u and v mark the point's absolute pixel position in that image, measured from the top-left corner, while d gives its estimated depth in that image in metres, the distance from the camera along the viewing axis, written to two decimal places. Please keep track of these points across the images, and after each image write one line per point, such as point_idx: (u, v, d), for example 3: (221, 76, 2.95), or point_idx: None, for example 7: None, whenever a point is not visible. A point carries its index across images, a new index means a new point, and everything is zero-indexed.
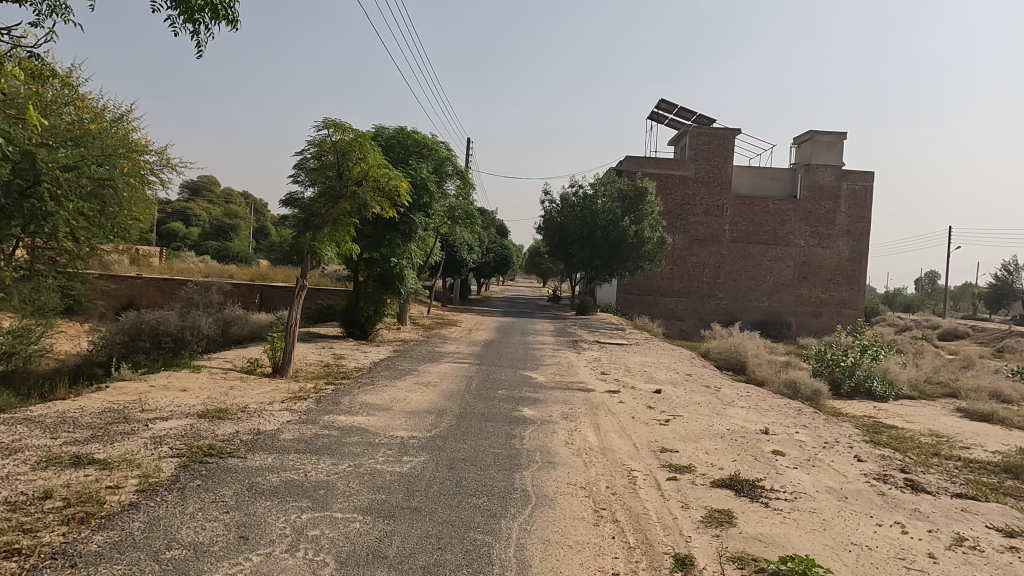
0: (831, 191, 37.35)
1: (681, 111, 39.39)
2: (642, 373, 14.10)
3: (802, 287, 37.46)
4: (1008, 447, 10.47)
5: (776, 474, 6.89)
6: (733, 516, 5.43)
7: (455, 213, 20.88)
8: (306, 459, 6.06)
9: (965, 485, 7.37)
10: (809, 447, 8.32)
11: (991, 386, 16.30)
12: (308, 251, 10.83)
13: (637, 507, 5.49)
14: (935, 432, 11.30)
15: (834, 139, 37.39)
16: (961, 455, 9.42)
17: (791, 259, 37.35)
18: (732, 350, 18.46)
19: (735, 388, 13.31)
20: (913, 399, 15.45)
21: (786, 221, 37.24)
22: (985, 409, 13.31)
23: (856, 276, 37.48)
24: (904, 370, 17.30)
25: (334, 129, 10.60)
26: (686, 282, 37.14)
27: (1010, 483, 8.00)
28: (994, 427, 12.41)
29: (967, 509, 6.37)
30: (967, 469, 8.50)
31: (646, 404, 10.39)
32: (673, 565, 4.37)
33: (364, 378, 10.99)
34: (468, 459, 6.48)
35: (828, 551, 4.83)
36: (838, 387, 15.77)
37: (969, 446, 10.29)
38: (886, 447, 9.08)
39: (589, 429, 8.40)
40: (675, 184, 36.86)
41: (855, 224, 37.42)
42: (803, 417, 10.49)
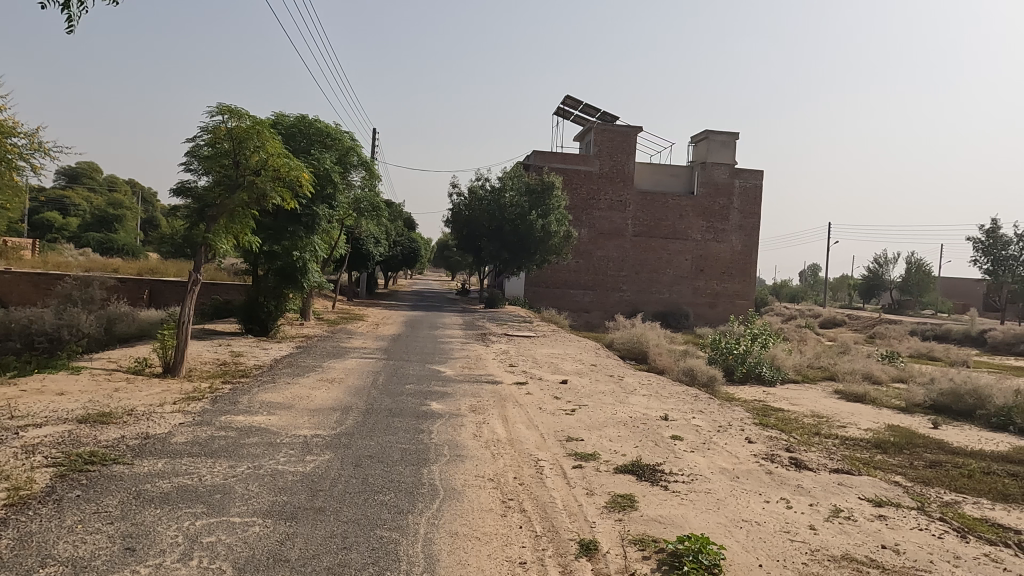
0: (725, 188, 39.39)
1: (585, 108, 40.26)
2: (549, 364, 14.33)
3: (699, 279, 39.31)
4: (878, 424, 11.48)
5: (674, 458, 7.21)
6: (634, 500, 5.64)
7: (359, 205, 20.37)
8: (200, 463, 5.75)
9: (842, 460, 8.02)
10: (704, 432, 8.77)
11: (865, 369, 17.79)
12: (201, 243, 10.24)
13: (543, 496, 5.58)
14: (817, 413, 12.21)
15: (727, 139, 39.52)
16: (838, 433, 10.23)
17: (689, 253, 39.11)
18: (635, 341, 19.13)
19: (637, 377, 13.80)
20: (797, 383, 16.61)
21: (684, 216, 38.93)
22: (859, 391, 14.53)
23: (748, 268, 39.73)
24: (789, 356, 18.54)
25: (229, 115, 10.08)
26: (592, 275, 38.09)
27: (880, 457, 8.78)
28: (867, 407, 13.56)
29: (843, 482, 6.92)
30: (844, 446, 9.24)
31: (552, 395, 10.59)
32: (578, 551, 4.48)
33: (264, 375, 10.54)
34: (374, 456, 6.37)
35: (721, 528, 5.11)
36: (731, 374, 16.68)
37: (846, 425, 11.17)
38: (773, 429, 9.71)
39: (497, 421, 8.47)
40: (581, 180, 37.69)
41: (747, 220, 39.65)
42: (699, 403, 11.03)
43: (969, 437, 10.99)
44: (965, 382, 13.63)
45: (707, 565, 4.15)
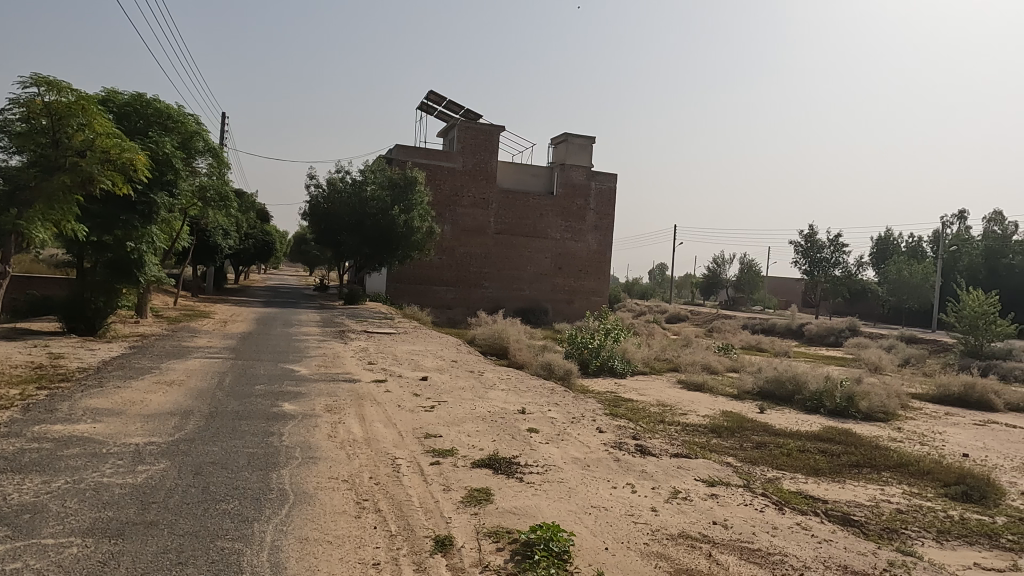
0: (582, 189, 41.11)
1: (449, 104, 40.21)
2: (409, 361, 14.18)
3: (557, 276, 40.67)
4: (714, 411, 12.55)
5: (529, 450, 7.42)
6: (490, 493, 5.73)
7: (205, 194, 18.90)
8: (6, 479, 5.07)
9: (682, 445, 8.67)
10: (559, 423, 9.11)
11: (703, 360, 19.35)
12: (11, 231, 8.98)
13: (399, 494, 5.52)
14: (661, 402, 13.13)
15: (584, 142, 41.61)
16: (680, 420, 11.07)
17: (548, 251, 40.35)
18: (495, 336, 19.46)
19: (497, 371, 14.07)
20: (645, 375, 17.74)
21: (544, 215, 40.12)
22: (698, 380, 15.79)
23: (603, 267, 41.70)
24: (639, 350, 19.72)
25: (46, 88, 8.97)
26: (455, 271, 38.17)
27: (715, 441, 9.62)
28: (704, 395, 14.79)
29: (682, 465, 7.48)
30: (685, 432, 10.02)
31: (412, 392, 10.49)
32: (434, 548, 4.47)
33: (89, 380, 9.49)
34: (218, 463, 5.96)
35: (572, 516, 5.34)
36: (586, 367, 17.43)
37: (687, 413, 12.07)
38: (622, 418, 10.28)
39: (354, 420, 8.24)
40: (444, 176, 37.65)
41: (602, 221, 41.61)
42: (554, 396, 11.45)
43: (789, 420, 12.33)
44: (786, 370, 15.24)
45: (558, 552, 4.32)
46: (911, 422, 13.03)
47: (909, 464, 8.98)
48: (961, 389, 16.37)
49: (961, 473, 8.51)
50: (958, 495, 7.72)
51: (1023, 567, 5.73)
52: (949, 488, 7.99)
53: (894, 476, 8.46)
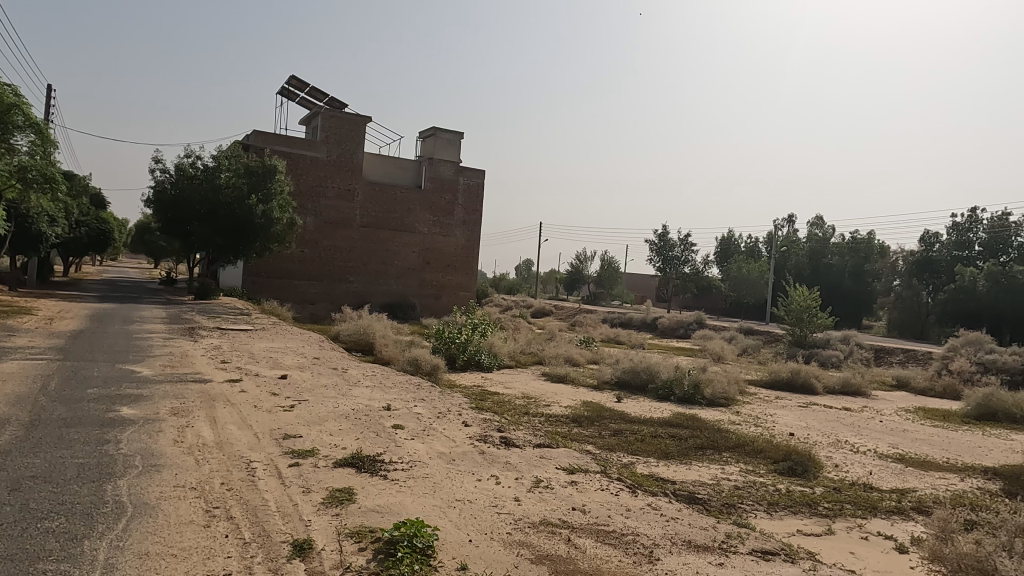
0: (450, 184, 41.14)
1: (312, 91, 38.58)
2: (267, 359, 13.46)
3: (425, 271, 40.38)
4: (575, 402, 13.08)
5: (394, 447, 7.32)
6: (352, 492, 5.59)
7: (25, 174, 16.67)
8: None
9: (545, 436, 8.95)
10: (425, 419, 9.06)
11: (566, 353, 20.06)
12: None
13: (254, 499, 5.23)
14: (526, 395, 13.46)
15: (452, 137, 41.57)
16: (543, 411, 11.42)
17: (416, 245, 39.95)
18: (360, 332, 18.97)
19: (362, 368, 13.73)
20: (510, 368, 18.10)
21: (412, 209, 39.65)
22: (561, 372, 16.37)
23: (471, 262, 41.98)
24: (505, 344, 20.07)
25: None
26: (318, 265, 36.73)
27: (576, 430, 10.03)
28: (567, 386, 15.38)
29: (544, 455, 7.73)
30: (548, 422, 10.35)
31: (270, 392, 9.97)
32: (291, 553, 4.28)
33: None
34: (39, 477, 5.31)
35: (436, 510, 5.34)
36: (453, 362, 17.47)
37: (550, 404, 12.48)
38: (487, 411, 10.43)
39: (204, 423, 7.69)
40: (306, 166, 36.08)
41: (470, 216, 41.87)
42: (421, 391, 11.37)
43: (643, 408, 13.12)
44: (641, 360, 16.20)
45: (421, 548, 4.32)
46: (747, 406, 14.36)
47: (745, 444, 9.89)
48: (789, 375, 18.27)
49: (787, 449, 9.51)
50: (785, 470, 8.62)
51: (836, 530, 6.52)
52: (778, 464, 8.89)
53: (732, 456, 9.28)
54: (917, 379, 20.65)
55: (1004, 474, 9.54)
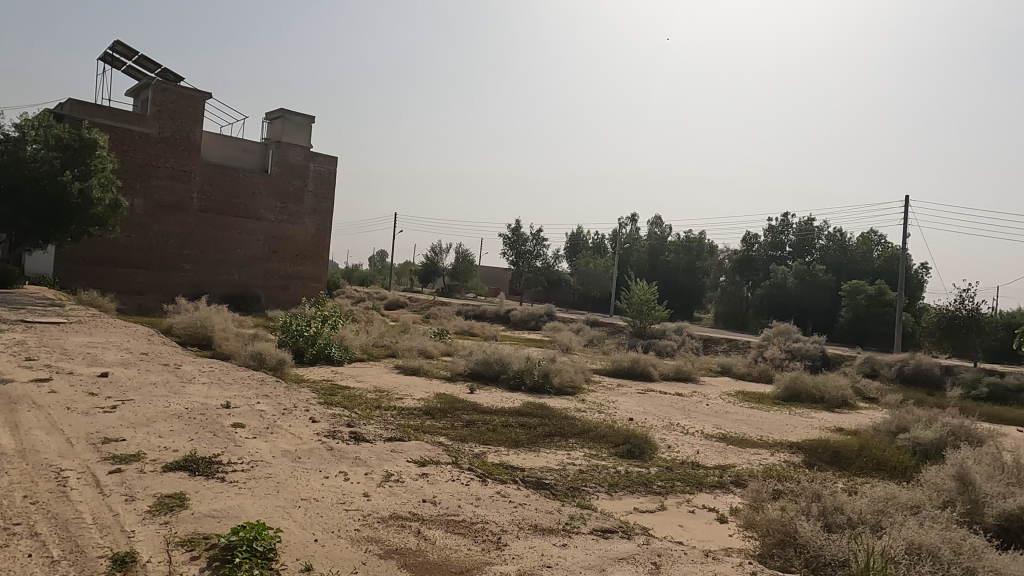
0: (300, 170, 39.29)
1: (142, 60, 35.04)
2: (85, 355, 12.05)
3: (271, 261, 38.24)
4: (428, 393, 13.08)
5: (233, 446, 6.88)
6: (185, 498, 5.18)
7: None
8: None
9: (396, 429, 8.85)
10: (268, 416, 8.60)
11: (420, 345, 19.95)
12: None
13: (66, 513, 4.67)
14: (378, 388, 13.25)
15: (302, 121, 39.88)
16: (396, 404, 11.30)
17: (261, 233, 37.68)
18: (197, 325, 17.57)
19: (198, 363, 12.74)
20: (362, 362, 17.67)
21: (257, 195, 37.34)
22: (415, 364, 16.26)
23: (321, 252, 40.42)
24: (356, 337, 19.56)
25: None
26: (147, 252, 33.47)
27: (428, 422, 10.03)
28: (420, 379, 15.32)
29: (395, 448, 7.64)
30: (400, 415, 10.25)
31: (86, 392, 8.94)
32: (111, 568, 3.89)
33: None
34: None
35: (279, 511, 5.09)
36: (301, 356, 16.72)
37: (402, 396, 12.37)
38: (337, 406, 10.11)
39: (2, 430, 6.72)
40: (134, 142, 32.70)
41: (320, 204, 40.26)
42: (264, 387, 10.78)
43: (495, 397, 13.42)
44: (493, 352, 16.52)
45: (263, 551, 4.11)
46: (592, 394, 15.18)
47: (589, 430, 10.45)
48: (629, 364, 19.51)
49: (627, 433, 10.17)
50: (624, 453, 9.21)
51: (667, 506, 7.09)
52: (618, 447, 9.48)
53: (578, 442, 9.77)
54: (738, 366, 22.94)
55: (804, 447, 10.89)
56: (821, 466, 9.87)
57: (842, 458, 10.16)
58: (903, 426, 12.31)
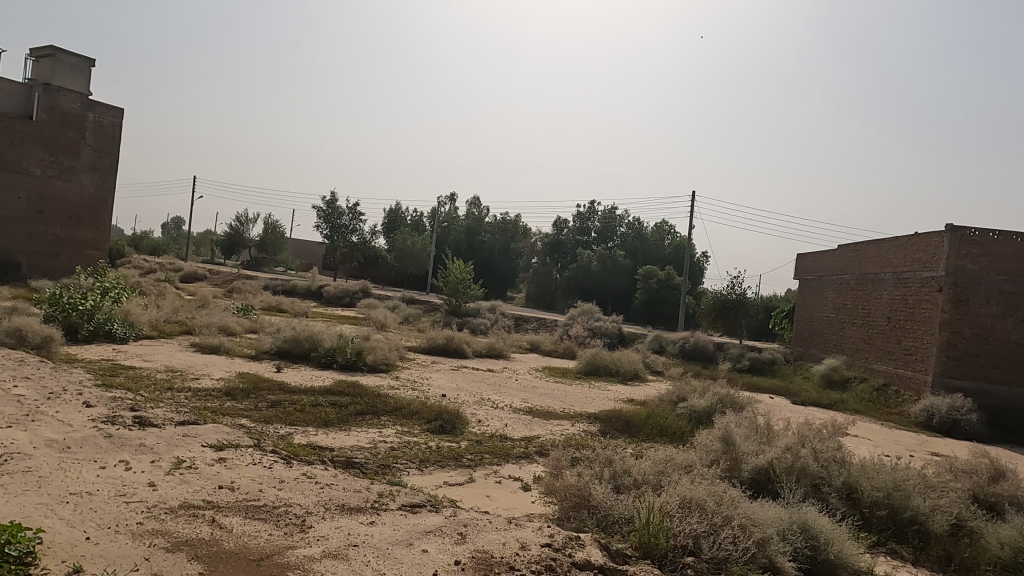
0: (75, 119, 34.07)
1: None
2: None
3: (36, 222, 32.91)
4: (229, 373, 12.20)
5: None
6: None
7: None
8: None
9: (190, 412, 8.12)
10: (29, 401, 7.43)
11: (220, 321, 18.45)
12: None
13: None
14: (170, 368, 12.07)
15: (77, 63, 34.44)
16: (191, 385, 10.38)
17: (22, 189, 32.20)
18: None
19: None
20: (151, 339, 15.94)
21: (17, 143, 31.77)
22: (214, 342, 15.03)
23: (101, 215, 35.62)
24: (144, 312, 17.56)
25: None
26: None
27: (228, 403, 9.35)
28: (221, 357, 14.21)
29: (188, 433, 7.01)
30: (196, 397, 9.43)
31: None
32: None
33: None
34: None
35: (41, 509, 4.44)
36: (75, 333, 14.67)
37: (198, 376, 11.40)
38: (118, 388, 9.03)
39: None
40: None
41: (101, 161, 35.35)
42: (24, 368, 9.29)
43: (304, 376, 12.90)
44: (303, 329, 15.79)
45: (17, 556, 3.56)
46: (405, 371, 15.18)
47: (402, 407, 10.44)
48: (444, 341, 19.76)
49: (439, 409, 10.31)
50: (436, 428, 9.34)
51: (476, 478, 7.33)
52: (430, 423, 9.59)
53: (389, 419, 9.71)
54: (546, 343, 24.28)
55: (601, 417, 11.85)
56: (614, 434, 10.83)
57: (632, 426, 11.22)
58: (683, 395, 13.90)
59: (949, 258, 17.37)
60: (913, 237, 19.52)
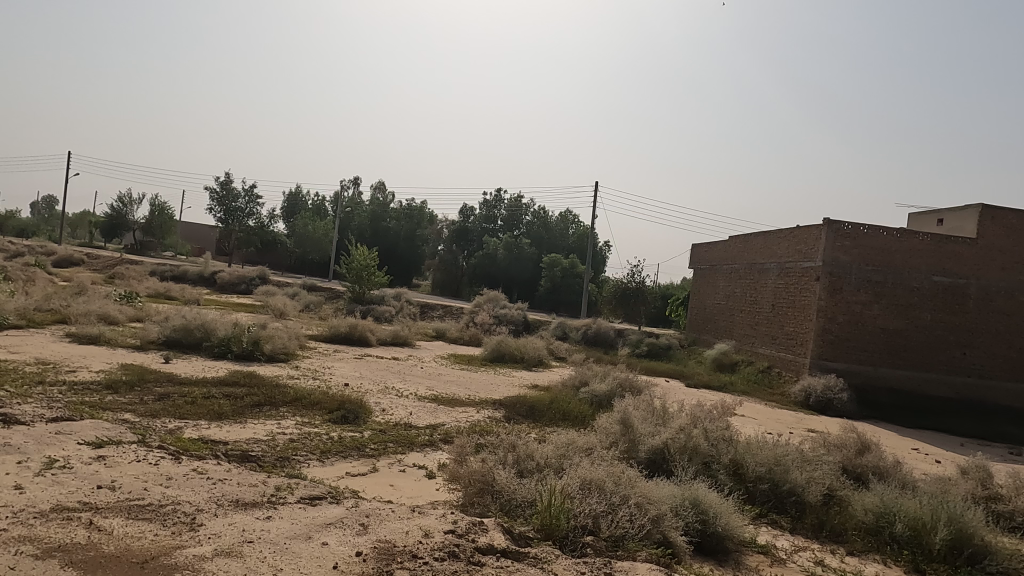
0: None
1: None
2: None
3: None
4: (111, 364, 11.36)
5: None
6: None
7: None
8: None
9: (65, 408, 7.50)
10: None
11: (100, 309, 17.10)
12: None
13: None
14: (42, 360, 11.09)
15: None
16: (66, 379, 9.57)
17: None
18: None
19: None
20: (18, 329, 14.54)
21: None
22: (94, 332, 13.92)
23: None
24: (10, 299, 15.98)
25: None
26: None
27: (110, 397, 8.72)
28: (101, 348, 13.19)
29: (62, 430, 6.47)
30: (72, 391, 8.72)
31: None
32: None
33: None
34: None
35: None
36: None
37: (75, 369, 10.53)
38: None
39: None
40: None
41: None
42: None
43: (196, 367, 12.22)
44: (194, 318, 14.93)
45: None
46: (306, 361, 14.71)
47: (302, 397, 10.11)
48: (347, 329, 19.27)
49: (341, 399, 10.06)
50: (338, 419, 9.11)
51: (380, 468, 7.22)
52: (332, 414, 9.35)
53: (288, 410, 9.39)
54: (451, 331, 24.24)
55: (506, 403, 11.99)
56: (519, 419, 10.98)
57: (536, 411, 11.43)
58: (584, 380, 14.30)
59: (826, 250, 18.77)
60: (795, 230, 20.95)
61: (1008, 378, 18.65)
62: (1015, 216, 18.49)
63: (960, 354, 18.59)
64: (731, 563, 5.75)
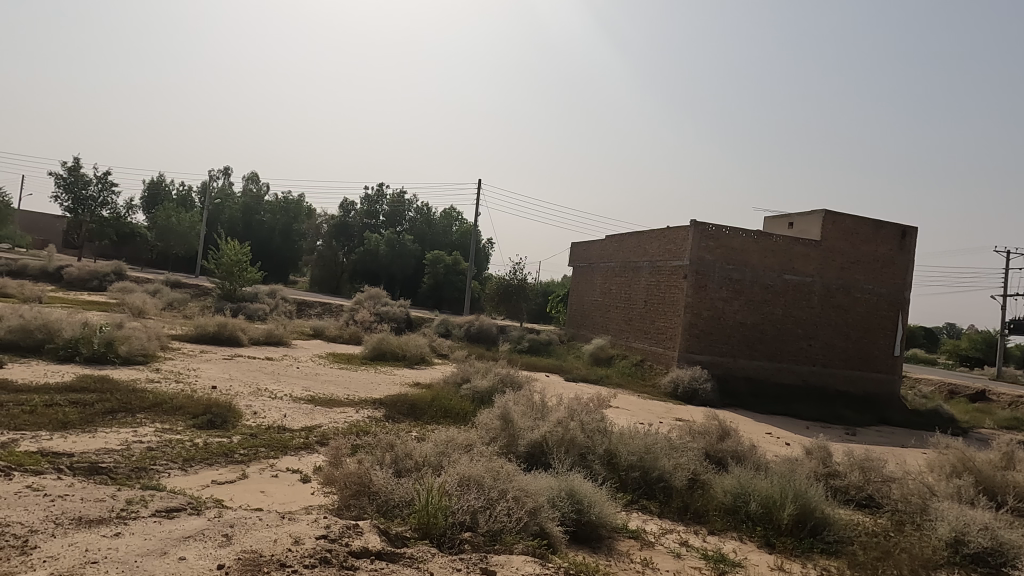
0: None
1: None
2: None
3: None
4: None
5: None
6: None
7: None
8: None
9: None
10: None
11: None
12: None
13: None
14: None
15: None
16: None
17: None
18: None
19: None
20: None
21: None
22: None
23: None
24: None
25: None
26: None
27: None
28: None
29: None
30: None
31: None
32: None
33: None
34: None
35: None
36: None
37: None
38: None
39: None
40: None
41: None
42: None
43: (36, 372, 11.00)
44: (35, 318, 13.40)
45: None
46: (167, 362, 13.67)
47: (163, 402, 9.37)
48: (215, 329, 18.12)
49: (207, 403, 9.42)
50: (203, 424, 8.54)
51: (248, 474, 6.84)
52: (197, 419, 8.74)
53: (145, 416, 8.67)
54: (330, 329, 23.53)
55: (386, 402, 11.77)
56: (399, 418, 10.82)
57: (417, 409, 11.32)
58: (466, 377, 14.35)
59: (692, 249, 19.99)
60: (665, 230, 22.13)
61: (844, 366, 20.81)
62: (851, 221, 20.62)
63: (806, 345, 20.49)
64: (603, 549, 5.97)
